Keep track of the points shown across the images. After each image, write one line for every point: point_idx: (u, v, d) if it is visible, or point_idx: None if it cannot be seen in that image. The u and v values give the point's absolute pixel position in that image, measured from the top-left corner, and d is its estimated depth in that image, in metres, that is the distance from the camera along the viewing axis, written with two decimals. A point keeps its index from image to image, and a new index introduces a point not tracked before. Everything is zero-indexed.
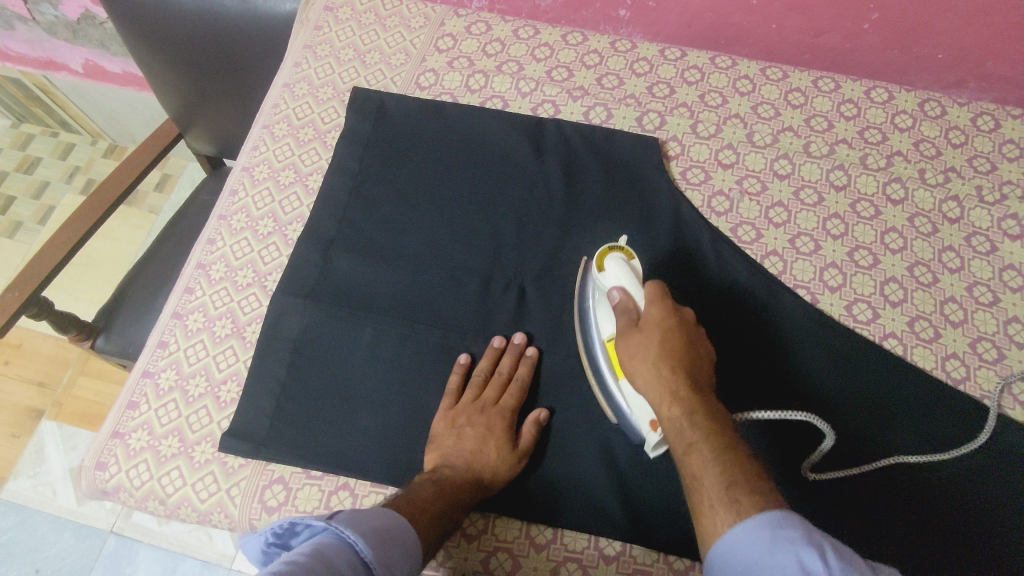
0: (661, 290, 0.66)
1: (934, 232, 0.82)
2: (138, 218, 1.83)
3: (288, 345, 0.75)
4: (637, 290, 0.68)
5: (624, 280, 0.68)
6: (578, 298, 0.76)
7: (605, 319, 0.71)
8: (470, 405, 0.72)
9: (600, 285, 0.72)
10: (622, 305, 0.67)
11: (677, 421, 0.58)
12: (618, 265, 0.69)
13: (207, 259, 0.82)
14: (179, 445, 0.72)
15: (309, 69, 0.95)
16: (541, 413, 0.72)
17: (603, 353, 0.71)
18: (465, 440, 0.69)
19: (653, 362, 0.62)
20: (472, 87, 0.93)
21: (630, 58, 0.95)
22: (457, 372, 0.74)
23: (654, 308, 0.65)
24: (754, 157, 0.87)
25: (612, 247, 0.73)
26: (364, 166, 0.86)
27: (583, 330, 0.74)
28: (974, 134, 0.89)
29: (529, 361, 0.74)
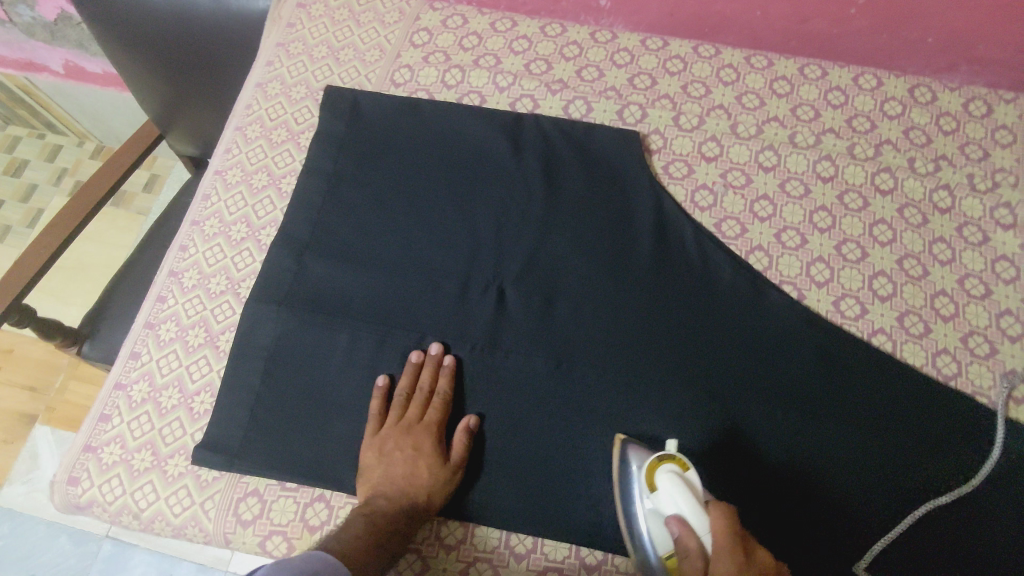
0: (731, 524, 0.54)
1: (924, 223, 0.80)
2: (127, 220, 1.81)
3: (262, 354, 0.74)
4: (699, 520, 0.57)
5: (682, 507, 0.58)
6: (620, 475, 0.66)
7: (664, 540, 0.61)
8: (395, 428, 0.70)
9: (655, 511, 0.62)
10: (683, 549, 0.55)
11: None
12: (673, 484, 0.60)
13: (180, 266, 0.80)
14: (152, 459, 0.70)
15: (282, 68, 0.92)
16: (470, 421, 0.71)
17: (664, 573, 0.61)
18: (394, 466, 0.67)
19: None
20: (448, 82, 0.90)
21: (611, 49, 0.92)
22: (377, 396, 0.71)
23: (723, 554, 0.51)
24: (739, 149, 0.85)
25: (663, 458, 0.63)
26: (339, 168, 0.84)
27: (632, 533, 0.64)
28: (965, 120, 0.86)
29: (447, 372, 0.72)
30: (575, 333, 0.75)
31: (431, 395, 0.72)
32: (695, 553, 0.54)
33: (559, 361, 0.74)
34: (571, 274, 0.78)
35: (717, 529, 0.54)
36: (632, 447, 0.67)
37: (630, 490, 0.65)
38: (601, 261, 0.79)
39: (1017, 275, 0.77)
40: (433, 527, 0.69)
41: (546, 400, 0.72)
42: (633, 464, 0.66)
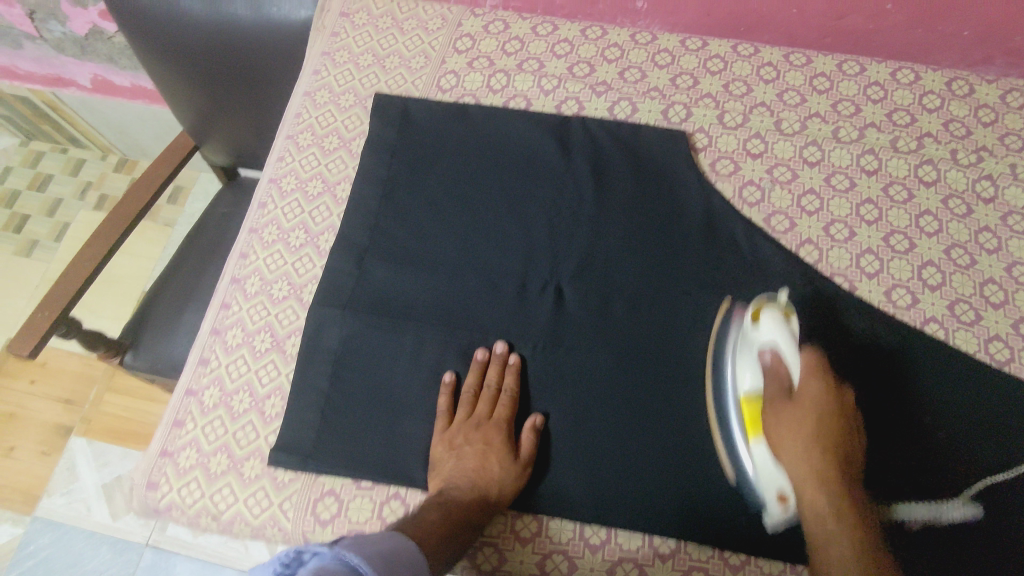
0: (821, 367, 0.66)
1: (969, 213, 0.82)
2: (154, 232, 1.83)
3: (329, 357, 0.75)
4: (793, 358, 0.67)
5: (782, 342, 0.67)
6: (719, 333, 0.75)
7: (746, 369, 0.70)
8: (464, 423, 0.71)
9: (752, 343, 0.70)
10: (774, 371, 0.67)
11: (822, 507, 0.60)
12: (776, 323, 0.68)
13: (241, 273, 0.81)
14: (228, 462, 0.72)
15: (329, 77, 0.94)
16: (536, 419, 0.72)
17: (736, 407, 0.70)
18: (466, 459, 0.69)
19: (801, 434, 0.63)
20: (493, 87, 0.92)
21: (651, 50, 0.94)
22: (445, 393, 0.73)
23: (812, 382, 0.65)
24: (783, 145, 0.86)
25: (770, 301, 0.71)
26: (392, 174, 0.85)
27: (715, 386, 0.73)
28: (1004, 111, 0.88)
29: (513, 369, 0.74)
30: (634, 329, 0.77)
31: (499, 391, 0.73)
32: (785, 376, 0.67)
33: (620, 357, 0.76)
34: (625, 272, 0.80)
35: (811, 370, 0.66)
36: (739, 309, 0.75)
37: (722, 346, 0.74)
38: (655, 258, 0.80)
39: None
40: (507, 521, 0.71)
41: (610, 395, 0.74)
42: (731, 324, 0.75)
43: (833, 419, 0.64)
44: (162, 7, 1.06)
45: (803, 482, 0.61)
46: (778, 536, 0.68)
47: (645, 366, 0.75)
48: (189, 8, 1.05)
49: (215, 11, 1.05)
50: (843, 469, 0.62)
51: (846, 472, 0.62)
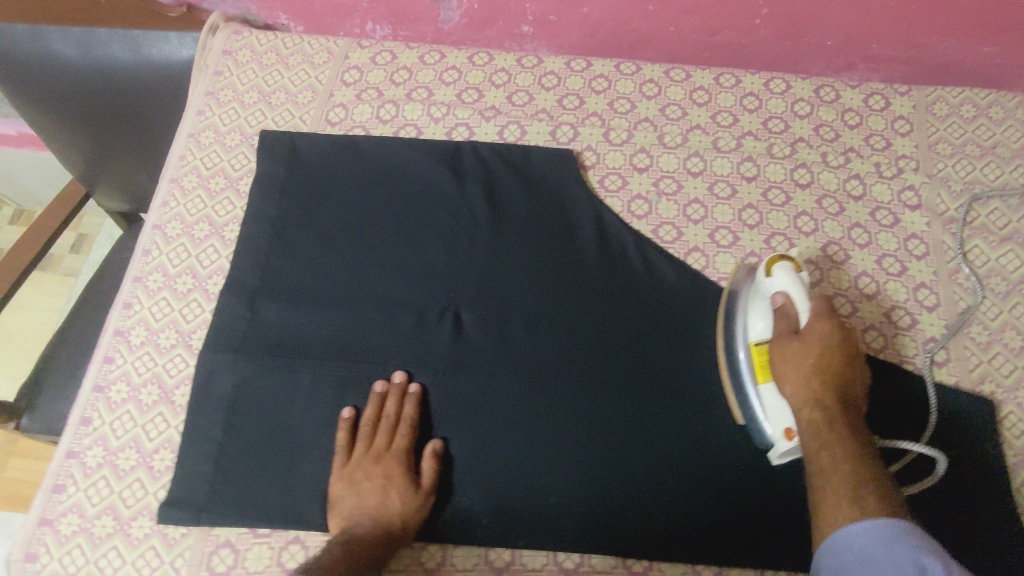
0: (832, 310, 0.67)
1: (841, 212, 0.86)
2: (53, 283, 1.73)
3: (222, 405, 0.73)
4: (802, 301, 0.67)
5: (790, 288, 0.68)
6: (732, 286, 0.77)
7: (757, 316, 0.70)
8: (364, 456, 0.70)
9: (764, 291, 0.71)
10: (784, 313, 0.68)
11: (818, 422, 0.63)
12: (788, 272, 0.68)
13: (125, 325, 0.78)
14: (114, 524, 0.68)
15: (214, 117, 0.92)
16: (436, 445, 0.72)
17: (744, 352, 0.72)
18: (366, 495, 0.68)
19: (803, 367, 0.65)
20: (383, 117, 0.92)
21: (538, 73, 0.95)
22: (343, 427, 0.72)
23: (818, 321, 0.66)
24: (667, 158, 0.89)
25: (780, 257, 0.72)
26: (282, 212, 0.84)
27: (725, 323, 0.75)
28: (867, 113, 0.93)
29: (413, 399, 0.73)
30: (534, 349, 0.77)
31: (397, 422, 0.73)
32: (792, 315, 0.67)
33: (520, 376, 0.76)
34: (522, 293, 0.80)
35: (820, 309, 0.67)
36: (749, 267, 0.78)
37: (732, 303, 0.75)
38: (549, 277, 0.81)
39: (926, 251, 0.84)
40: (414, 553, 0.70)
41: (512, 416, 0.74)
42: (744, 272, 0.77)
43: (838, 356, 0.66)
44: (33, 52, 1.01)
45: (800, 407, 0.65)
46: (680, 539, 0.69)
47: (545, 386, 0.76)
48: (61, 51, 1.01)
49: (92, 56, 1.02)
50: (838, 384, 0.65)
51: (841, 390, 0.65)
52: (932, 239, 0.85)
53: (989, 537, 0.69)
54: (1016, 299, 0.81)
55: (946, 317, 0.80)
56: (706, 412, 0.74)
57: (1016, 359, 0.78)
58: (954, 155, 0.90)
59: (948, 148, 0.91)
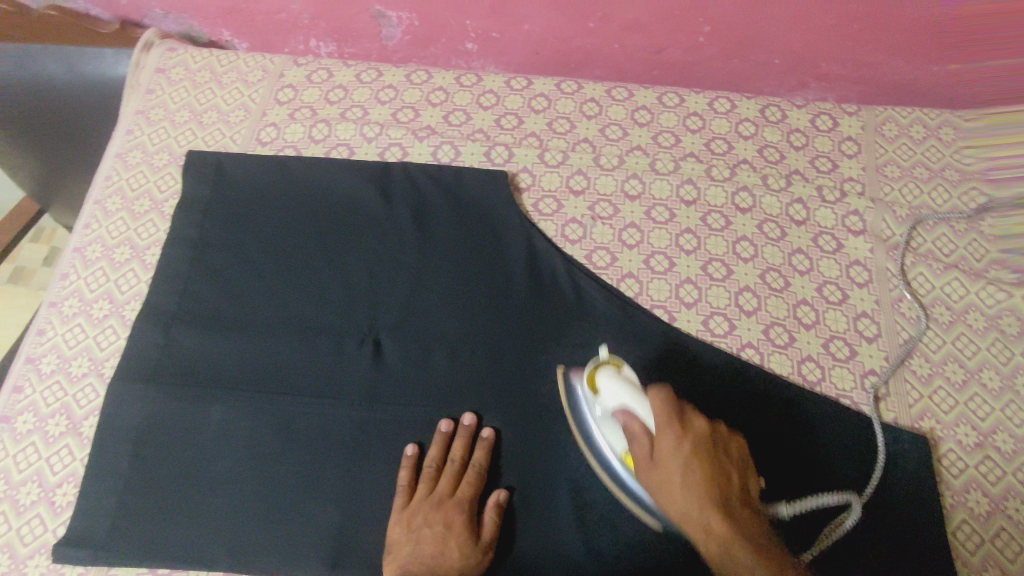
0: (671, 408, 0.61)
1: (782, 237, 0.83)
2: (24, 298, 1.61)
3: (128, 437, 0.71)
4: (643, 407, 0.62)
5: (626, 400, 0.63)
6: (567, 394, 0.71)
7: (616, 434, 0.66)
8: (424, 502, 0.68)
9: (604, 407, 0.66)
10: (632, 433, 0.62)
11: (712, 544, 0.54)
12: (614, 381, 0.65)
13: (37, 352, 0.77)
14: (9, 563, 0.66)
15: (143, 136, 0.91)
16: (499, 495, 0.68)
17: (624, 467, 0.66)
18: (423, 543, 0.66)
19: (672, 486, 0.58)
20: (315, 137, 0.90)
21: (476, 92, 0.94)
22: (406, 466, 0.70)
23: (666, 434, 0.60)
24: (604, 180, 0.87)
25: (598, 363, 0.68)
26: (204, 235, 0.82)
27: (589, 441, 0.69)
28: (814, 135, 0.91)
29: (484, 443, 0.70)
30: (456, 380, 0.74)
31: (466, 466, 0.70)
32: (640, 433, 0.61)
33: (440, 406, 0.73)
34: (448, 319, 0.78)
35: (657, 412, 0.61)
36: (574, 371, 0.72)
37: (580, 417, 0.70)
38: (476, 304, 0.79)
39: (869, 278, 0.81)
40: None
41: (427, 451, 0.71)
42: (575, 380, 0.71)
43: (699, 454, 0.58)
44: None
45: (688, 520, 0.56)
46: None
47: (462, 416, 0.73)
48: None
49: (27, 73, 1.01)
50: (715, 466, 0.58)
51: (725, 488, 0.57)
52: (876, 265, 0.82)
53: None
54: (960, 330, 0.78)
55: (887, 348, 0.77)
56: None
57: (959, 393, 0.75)
58: (902, 178, 0.88)
59: (896, 171, 0.88)
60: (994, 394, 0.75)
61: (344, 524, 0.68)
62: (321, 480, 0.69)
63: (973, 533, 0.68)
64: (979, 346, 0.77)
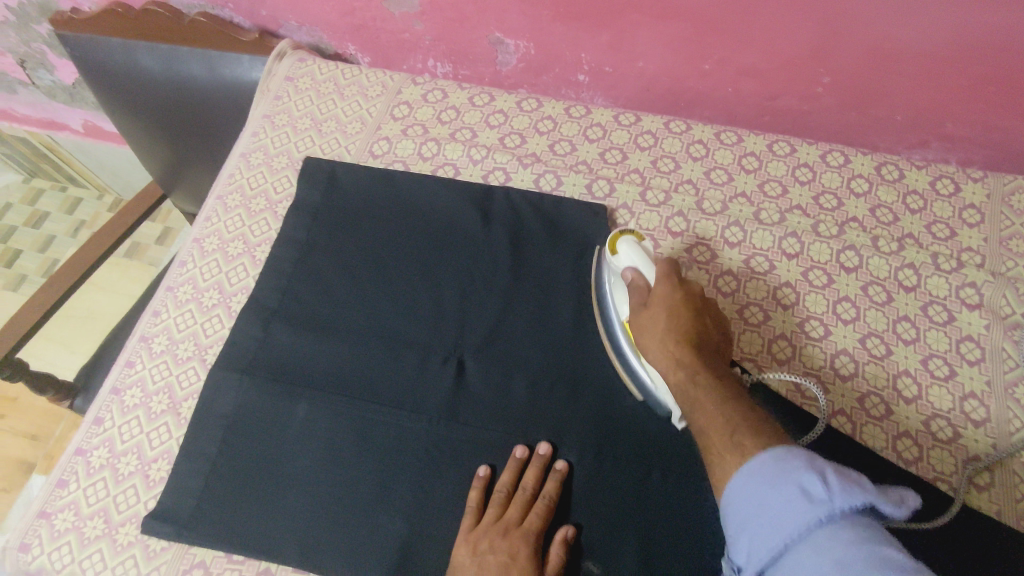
0: (670, 270, 0.69)
1: (888, 302, 0.79)
2: (138, 271, 1.68)
3: (220, 423, 0.75)
4: (649, 269, 0.70)
5: (637, 260, 0.71)
6: (597, 282, 0.79)
7: (623, 299, 0.74)
8: (492, 527, 0.67)
9: (615, 269, 0.74)
10: (634, 285, 0.70)
11: (682, 383, 0.62)
12: (631, 247, 0.72)
13: (151, 331, 0.82)
14: (103, 527, 0.71)
15: (266, 139, 0.96)
16: (567, 531, 0.67)
17: (625, 335, 0.73)
18: (486, 569, 0.64)
19: (659, 333, 0.66)
20: (424, 154, 0.93)
21: (584, 124, 0.95)
22: (477, 488, 0.70)
23: (662, 284, 0.68)
24: (705, 224, 0.85)
25: (624, 232, 0.75)
26: (311, 238, 0.86)
27: (603, 310, 0.77)
28: (933, 198, 0.86)
29: (556, 476, 0.70)
30: (535, 408, 0.75)
31: (535, 496, 0.70)
32: (643, 287, 0.69)
33: (515, 432, 0.73)
34: (533, 347, 0.78)
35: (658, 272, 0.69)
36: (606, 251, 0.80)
37: (602, 280, 0.78)
38: (561, 336, 0.79)
39: (982, 357, 0.76)
40: None
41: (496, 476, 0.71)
42: (603, 269, 0.78)
43: (683, 303, 0.67)
44: (122, 63, 1.10)
45: (668, 372, 0.64)
46: None
47: (534, 445, 0.73)
48: (145, 64, 1.09)
49: (171, 70, 1.10)
50: (697, 343, 0.64)
51: (702, 351, 0.64)
52: (990, 344, 0.76)
53: None
54: None
55: (995, 435, 0.72)
56: (706, 503, 0.68)
57: None
58: None
59: (1022, 245, 0.82)
60: None
61: (410, 536, 0.69)
62: (393, 490, 0.71)
63: None
64: None
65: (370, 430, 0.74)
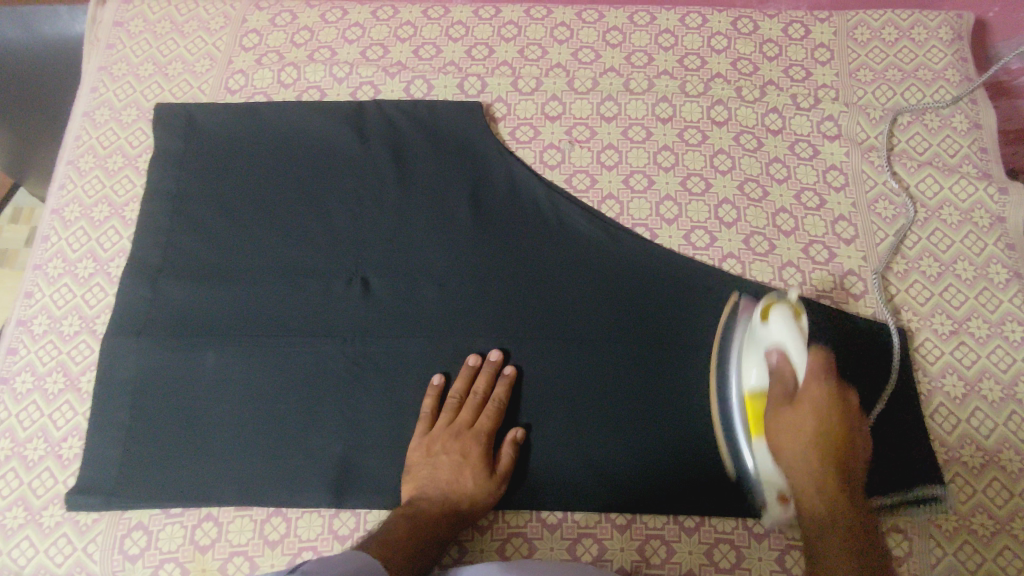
0: (825, 363, 0.60)
1: (759, 147, 0.84)
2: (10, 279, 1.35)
3: (127, 388, 0.72)
4: (800, 358, 0.60)
5: (788, 342, 0.61)
6: (732, 314, 0.71)
7: (751, 365, 0.65)
8: (445, 430, 0.69)
9: (759, 340, 0.65)
10: (779, 373, 0.61)
11: (820, 515, 0.54)
12: (786, 322, 0.62)
13: (27, 314, 0.77)
14: (25, 514, 0.69)
15: (108, 93, 0.89)
16: (516, 432, 0.69)
17: (739, 406, 0.67)
18: (439, 469, 0.66)
19: (798, 434, 0.57)
20: (284, 81, 0.89)
21: (445, 24, 0.92)
22: (431, 395, 0.70)
23: (813, 384, 0.59)
24: (580, 104, 0.86)
25: (779, 298, 0.65)
26: (182, 187, 0.81)
27: (720, 369, 0.70)
28: (787, 44, 0.90)
29: (505, 380, 0.71)
30: (446, 307, 0.75)
31: (487, 400, 0.71)
32: (789, 375, 0.61)
33: (433, 336, 0.74)
34: (434, 253, 0.77)
35: (813, 366, 0.59)
36: (746, 302, 0.71)
37: (729, 345, 0.70)
38: (460, 235, 0.78)
39: (845, 182, 0.82)
40: (324, 521, 0.68)
41: (422, 379, 0.72)
42: (739, 317, 0.70)
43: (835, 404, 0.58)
44: None
45: (795, 475, 0.57)
46: (604, 487, 0.69)
47: (485, 351, 0.73)
48: None
49: None
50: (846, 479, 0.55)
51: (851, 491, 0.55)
52: (852, 169, 0.82)
53: (934, 486, 0.67)
54: (936, 225, 0.79)
55: (865, 249, 0.78)
56: (619, 357, 0.72)
57: (934, 286, 0.76)
58: (875, 81, 0.88)
59: (869, 74, 0.88)
60: (968, 284, 0.76)
61: (346, 454, 0.70)
62: (321, 414, 0.71)
63: (949, 415, 0.71)
64: (953, 240, 0.78)
65: (286, 360, 0.73)
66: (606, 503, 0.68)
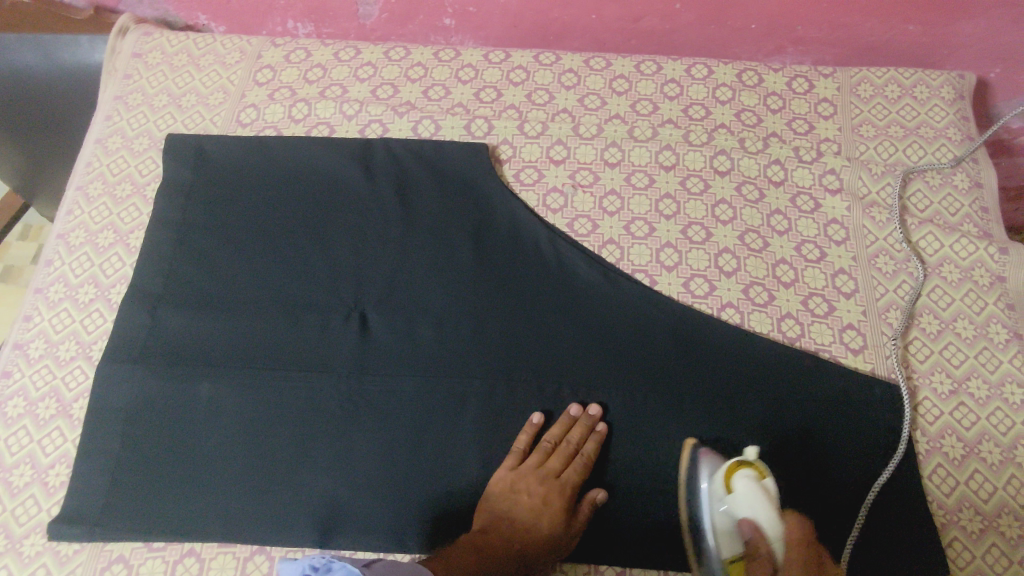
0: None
1: (761, 198, 0.84)
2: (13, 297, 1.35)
3: (119, 417, 0.72)
4: (773, 529, 0.61)
5: (759, 512, 0.62)
6: (690, 468, 0.68)
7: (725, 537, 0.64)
8: (533, 471, 0.68)
9: (725, 509, 0.64)
10: (755, 544, 0.62)
11: None
12: (752, 490, 0.63)
13: (24, 338, 0.78)
14: (6, 542, 0.68)
15: (122, 122, 0.91)
16: (600, 493, 0.68)
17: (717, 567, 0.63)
18: (520, 509, 0.66)
19: None
20: (295, 117, 0.90)
21: (455, 66, 0.94)
22: (528, 432, 0.70)
23: (793, 557, 0.61)
24: (585, 149, 0.87)
25: (742, 462, 0.66)
26: (188, 217, 0.82)
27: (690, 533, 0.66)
28: (790, 97, 0.91)
29: (598, 436, 0.69)
30: (441, 346, 0.75)
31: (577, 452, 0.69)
32: (764, 546, 0.61)
33: (425, 375, 0.73)
34: (435, 292, 0.78)
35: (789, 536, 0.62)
36: (705, 450, 0.69)
37: (693, 494, 0.67)
38: (460, 274, 0.78)
39: (847, 236, 0.82)
40: None
41: (415, 421, 0.71)
42: (697, 471, 0.68)
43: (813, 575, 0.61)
44: None
45: None
46: (595, 538, 0.67)
47: (479, 394, 0.72)
48: None
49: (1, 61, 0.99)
50: None
51: None
52: (852, 223, 0.83)
53: (931, 550, 0.66)
54: (936, 282, 0.79)
55: (864, 303, 0.78)
56: (614, 405, 0.72)
57: (934, 343, 0.76)
58: (878, 137, 0.88)
59: (871, 130, 0.89)
60: (968, 343, 0.76)
61: (334, 494, 0.68)
62: (312, 451, 0.70)
63: (948, 477, 0.70)
64: (953, 298, 0.78)
65: (280, 393, 0.72)
66: (598, 555, 0.67)
